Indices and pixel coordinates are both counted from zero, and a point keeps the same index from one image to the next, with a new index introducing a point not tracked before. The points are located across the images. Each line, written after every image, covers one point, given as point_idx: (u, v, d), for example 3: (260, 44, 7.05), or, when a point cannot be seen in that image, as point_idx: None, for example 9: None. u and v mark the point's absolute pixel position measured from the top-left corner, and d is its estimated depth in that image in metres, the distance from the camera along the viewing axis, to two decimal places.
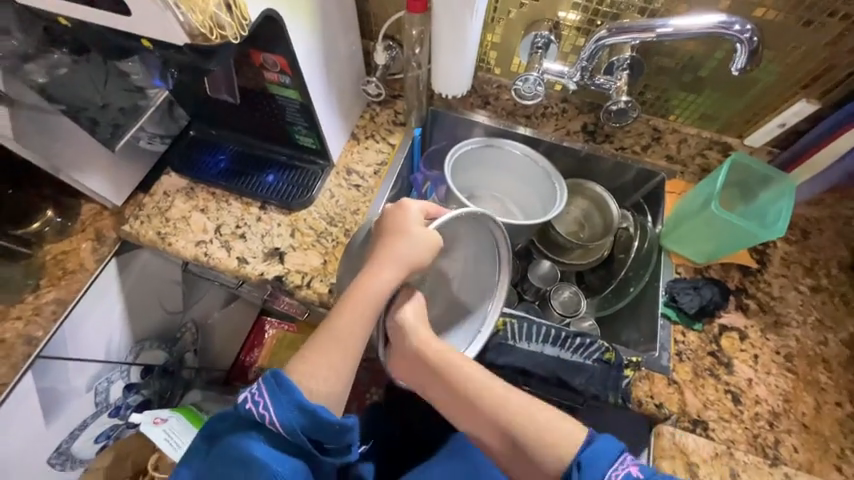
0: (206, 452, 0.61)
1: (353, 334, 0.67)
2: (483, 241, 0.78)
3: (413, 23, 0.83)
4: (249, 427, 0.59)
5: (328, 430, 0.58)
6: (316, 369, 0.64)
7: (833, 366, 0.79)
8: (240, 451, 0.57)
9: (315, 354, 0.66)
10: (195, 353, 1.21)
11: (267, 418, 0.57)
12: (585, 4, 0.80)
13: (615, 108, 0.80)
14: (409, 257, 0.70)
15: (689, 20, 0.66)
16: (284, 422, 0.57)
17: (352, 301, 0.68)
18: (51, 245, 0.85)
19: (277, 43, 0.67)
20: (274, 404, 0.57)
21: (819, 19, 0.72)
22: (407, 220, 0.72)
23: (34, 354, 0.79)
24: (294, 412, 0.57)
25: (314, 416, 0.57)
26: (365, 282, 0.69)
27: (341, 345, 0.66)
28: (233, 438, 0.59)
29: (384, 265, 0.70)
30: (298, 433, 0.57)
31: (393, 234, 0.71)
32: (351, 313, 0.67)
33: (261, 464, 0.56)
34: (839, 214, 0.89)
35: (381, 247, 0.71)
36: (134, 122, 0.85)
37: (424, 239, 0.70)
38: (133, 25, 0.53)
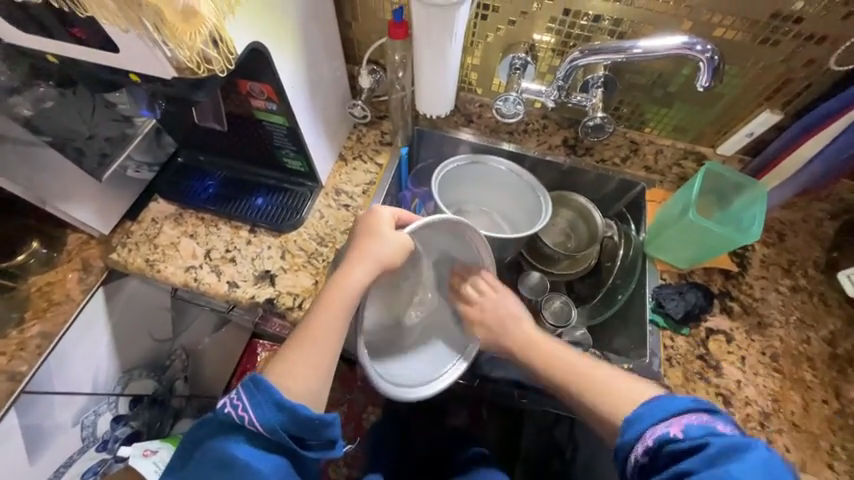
0: (188, 456, 0.61)
1: (331, 333, 0.67)
2: (456, 242, 0.79)
3: (395, 48, 0.86)
4: (229, 429, 0.59)
5: (308, 427, 0.59)
6: (295, 368, 0.64)
7: (817, 364, 0.81)
8: (221, 453, 0.58)
9: (293, 354, 0.65)
10: (186, 379, 1.18)
11: (246, 419, 0.57)
12: (558, 27, 0.84)
13: (592, 124, 0.83)
14: (383, 255, 0.70)
15: (656, 42, 0.70)
16: (263, 421, 0.57)
17: (327, 301, 0.68)
18: (36, 277, 0.84)
19: (263, 73, 0.69)
20: (253, 405, 0.58)
21: (775, 37, 0.77)
22: (380, 223, 0.72)
23: (18, 390, 0.77)
24: (272, 411, 0.58)
25: (293, 413, 0.58)
26: (340, 281, 0.69)
27: (318, 343, 0.66)
28: (213, 440, 0.59)
29: (358, 264, 0.70)
30: (278, 431, 0.58)
31: (366, 234, 0.72)
32: (327, 312, 0.67)
33: (243, 463, 0.57)
34: (811, 216, 0.93)
35: (355, 246, 0.72)
36: (121, 151, 0.85)
37: (396, 243, 0.71)
38: (121, 61, 0.55)
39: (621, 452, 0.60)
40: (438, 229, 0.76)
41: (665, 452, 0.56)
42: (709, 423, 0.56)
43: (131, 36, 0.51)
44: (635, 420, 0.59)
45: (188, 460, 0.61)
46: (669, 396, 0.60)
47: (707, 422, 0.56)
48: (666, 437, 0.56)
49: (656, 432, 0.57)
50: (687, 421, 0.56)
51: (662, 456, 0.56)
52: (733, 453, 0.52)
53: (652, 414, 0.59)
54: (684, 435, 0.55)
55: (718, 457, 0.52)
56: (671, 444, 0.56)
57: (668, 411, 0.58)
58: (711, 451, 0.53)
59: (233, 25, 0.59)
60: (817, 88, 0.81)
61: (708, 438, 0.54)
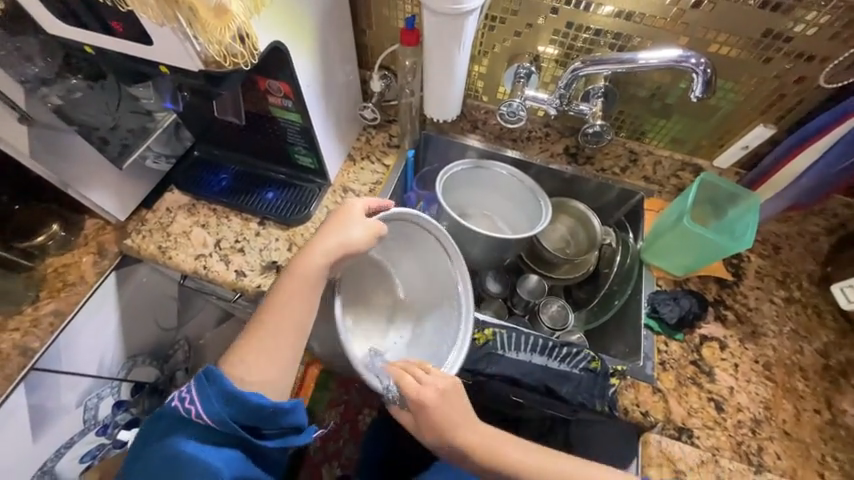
0: (139, 460, 0.61)
1: (291, 315, 0.70)
2: (421, 233, 0.82)
3: (406, 55, 0.91)
4: (178, 426, 0.61)
5: (263, 416, 0.62)
6: (247, 357, 0.68)
7: (810, 374, 0.82)
8: (171, 450, 0.60)
9: (253, 336, 0.69)
10: (187, 371, 1.18)
11: (194, 412, 0.60)
12: (561, 39, 0.88)
13: (591, 131, 0.87)
14: (347, 239, 0.74)
15: (652, 55, 0.74)
16: (212, 414, 0.60)
17: (287, 287, 0.71)
18: (53, 258, 0.87)
19: (282, 72, 0.74)
20: (204, 398, 0.60)
21: (767, 55, 0.81)
22: (347, 213, 0.76)
23: (28, 366, 0.80)
24: (223, 404, 0.60)
25: (243, 403, 0.61)
26: (299, 265, 0.72)
27: (275, 327, 0.69)
28: (164, 440, 0.61)
29: (318, 249, 0.73)
30: (228, 422, 0.60)
31: (335, 219, 0.75)
32: (289, 296, 0.71)
33: (192, 459, 0.58)
34: (806, 230, 0.95)
35: (323, 232, 0.75)
36: (142, 142, 0.90)
37: (360, 232, 0.74)
38: (152, 52, 0.59)
39: None
40: (393, 225, 0.81)
41: None
42: None
43: (164, 30, 0.55)
44: None
45: (138, 461, 0.61)
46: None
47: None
48: None
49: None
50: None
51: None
52: None
53: None
54: None
55: None
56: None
57: None
58: None
59: (258, 23, 0.63)
60: (810, 104, 0.84)
61: None
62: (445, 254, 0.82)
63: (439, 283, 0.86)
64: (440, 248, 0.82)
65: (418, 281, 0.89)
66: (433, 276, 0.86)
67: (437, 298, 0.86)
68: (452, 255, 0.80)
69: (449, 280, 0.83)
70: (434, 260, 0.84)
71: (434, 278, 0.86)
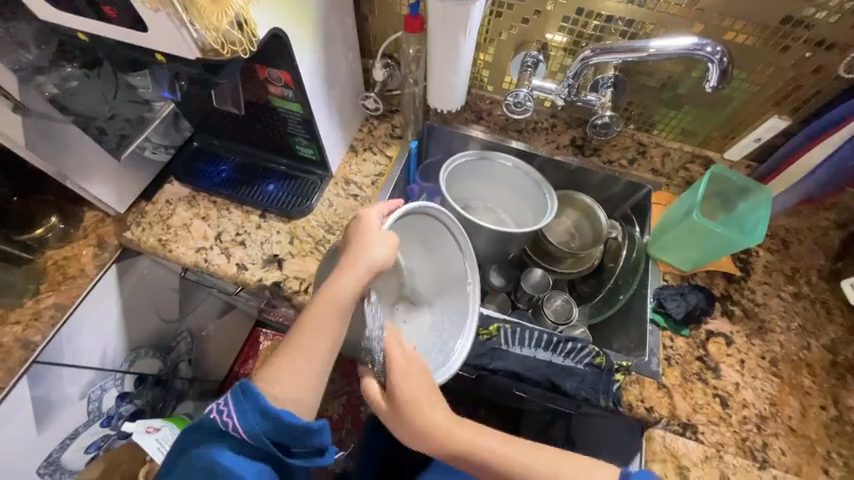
0: (175, 464, 0.61)
1: (322, 340, 0.66)
2: (441, 239, 0.80)
3: (410, 42, 0.88)
4: (215, 436, 0.59)
5: (294, 434, 0.59)
6: (280, 376, 0.64)
7: (817, 370, 0.81)
8: (207, 460, 0.58)
9: (281, 362, 0.65)
10: (189, 362, 1.22)
11: (230, 425, 0.58)
12: (570, 27, 0.85)
13: (600, 122, 0.85)
14: (373, 261, 0.68)
15: (667, 42, 0.71)
16: (247, 429, 0.58)
17: (316, 312, 0.66)
18: (53, 251, 0.87)
19: (282, 60, 0.71)
20: (238, 412, 0.58)
21: (784, 43, 0.78)
22: (371, 227, 0.71)
23: (31, 359, 0.79)
24: (257, 419, 0.58)
25: (278, 421, 0.58)
26: (328, 289, 0.67)
27: (302, 352, 0.65)
28: (200, 448, 0.59)
29: (346, 272, 0.68)
30: (262, 438, 0.58)
31: (359, 236, 0.70)
32: (316, 320, 0.66)
33: (228, 471, 0.57)
34: (816, 224, 0.94)
35: (349, 250, 0.70)
36: (139, 132, 0.88)
37: (386, 249, 0.69)
38: (148, 40, 0.57)
39: None
40: (415, 222, 0.77)
41: None
42: None
43: (160, 16, 0.52)
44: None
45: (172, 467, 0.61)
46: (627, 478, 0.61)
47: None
48: None
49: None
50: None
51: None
52: None
53: None
54: None
55: None
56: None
57: None
58: None
59: (257, 9, 0.61)
60: (827, 95, 0.82)
61: None
62: (457, 248, 0.79)
63: (453, 280, 0.82)
64: (452, 242, 0.79)
65: (433, 276, 0.83)
66: (447, 272, 0.82)
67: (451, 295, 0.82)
68: (466, 247, 0.79)
69: (463, 277, 0.81)
70: (445, 256, 0.81)
71: (441, 270, 0.83)
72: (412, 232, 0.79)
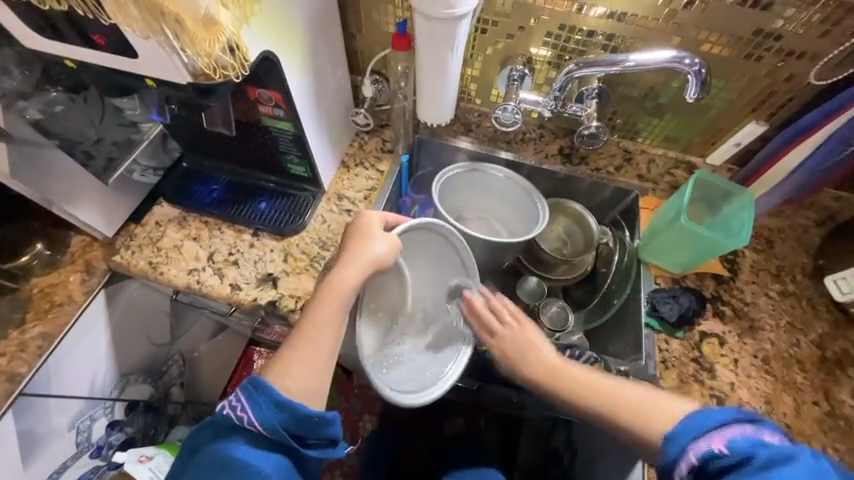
0: (188, 464, 0.59)
1: (326, 335, 0.66)
2: (448, 254, 0.81)
3: (398, 59, 0.90)
4: (229, 431, 0.58)
5: (309, 424, 0.58)
6: (291, 367, 0.63)
7: (807, 366, 0.83)
8: (222, 456, 0.57)
9: (287, 355, 0.64)
10: (181, 386, 1.18)
11: (245, 419, 0.57)
12: (554, 41, 0.88)
13: (587, 132, 0.87)
14: (373, 255, 0.70)
15: (647, 55, 0.74)
16: (262, 421, 0.57)
17: (323, 304, 0.67)
18: (38, 278, 0.84)
19: (274, 81, 0.72)
20: (252, 404, 0.57)
21: (758, 53, 0.81)
22: (370, 224, 0.73)
23: (16, 392, 0.77)
24: (272, 411, 0.57)
25: (293, 411, 0.58)
26: (333, 282, 0.68)
27: (308, 346, 0.65)
28: (213, 444, 0.58)
29: (348, 265, 0.69)
30: (277, 430, 0.57)
31: (359, 232, 0.72)
32: (322, 314, 0.66)
33: (244, 465, 0.56)
34: (797, 223, 0.97)
35: (348, 246, 0.71)
36: (128, 154, 0.87)
37: (387, 243, 0.71)
38: (137, 65, 0.57)
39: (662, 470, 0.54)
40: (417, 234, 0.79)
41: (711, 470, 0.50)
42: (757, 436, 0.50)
43: (149, 43, 0.53)
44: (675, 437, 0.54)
45: (186, 469, 0.59)
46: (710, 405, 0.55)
47: (754, 433, 0.51)
48: (710, 455, 0.51)
49: (698, 448, 0.52)
50: (730, 435, 0.51)
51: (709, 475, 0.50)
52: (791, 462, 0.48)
53: (695, 428, 0.53)
54: (730, 452, 0.50)
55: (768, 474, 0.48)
56: (716, 460, 0.50)
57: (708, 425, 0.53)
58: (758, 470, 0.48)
59: (248, 33, 0.62)
60: (801, 100, 0.85)
61: (757, 453, 0.49)
62: (462, 267, 0.81)
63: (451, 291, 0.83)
64: (458, 260, 0.81)
65: (430, 289, 0.84)
66: (445, 284, 0.83)
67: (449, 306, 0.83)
68: (470, 269, 0.80)
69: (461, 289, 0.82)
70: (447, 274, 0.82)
71: (441, 287, 0.84)
72: (420, 245, 0.80)
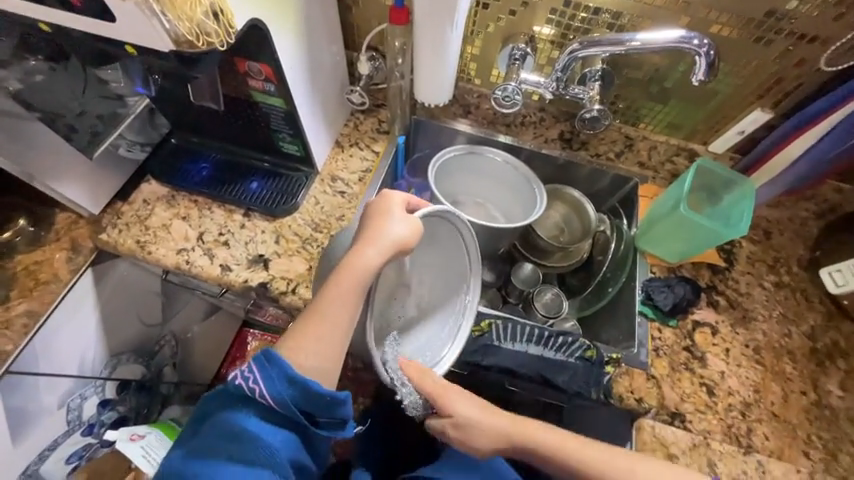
0: (197, 429, 0.59)
1: (342, 315, 0.64)
2: (454, 242, 0.79)
3: (395, 34, 0.86)
4: (239, 402, 0.58)
5: (320, 404, 0.58)
6: (304, 345, 0.63)
7: (797, 357, 0.83)
8: (231, 426, 0.57)
9: (304, 330, 0.63)
10: (174, 366, 1.18)
11: (257, 392, 0.56)
12: (558, 19, 0.85)
13: (588, 116, 0.85)
14: (394, 238, 0.68)
15: (655, 35, 0.71)
16: (274, 395, 0.56)
17: (339, 282, 0.65)
18: (23, 255, 0.82)
19: (263, 52, 0.68)
20: (264, 378, 0.56)
21: (768, 36, 0.79)
22: (392, 205, 0.71)
23: (3, 369, 0.76)
24: (285, 386, 0.57)
25: (305, 388, 0.57)
26: (351, 261, 0.66)
27: (324, 323, 0.64)
28: (223, 414, 0.58)
29: (369, 246, 0.67)
30: (289, 405, 0.57)
31: (379, 212, 0.70)
32: (337, 293, 0.65)
33: (254, 437, 0.56)
34: (796, 215, 0.96)
35: (368, 226, 0.70)
36: (113, 129, 0.84)
37: (407, 226, 0.69)
38: (115, 30, 0.54)
39: None
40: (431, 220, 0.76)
41: None
42: None
43: (128, 6, 0.50)
44: None
45: (196, 433, 0.59)
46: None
47: None
48: None
49: None
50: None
51: None
52: None
53: None
54: None
55: None
56: None
57: None
58: None
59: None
60: (809, 87, 0.83)
61: None
62: (466, 256, 0.79)
63: (454, 274, 0.82)
64: (462, 249, 0.79)
65: (432, 272, 0.83)
66: (448, 267, 0.82)
67: (449, 289, 0.82)
68: (474, 259, 0.79)
69: (462, 274, 0.81)
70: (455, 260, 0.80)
71: (446, 272, 0.83)
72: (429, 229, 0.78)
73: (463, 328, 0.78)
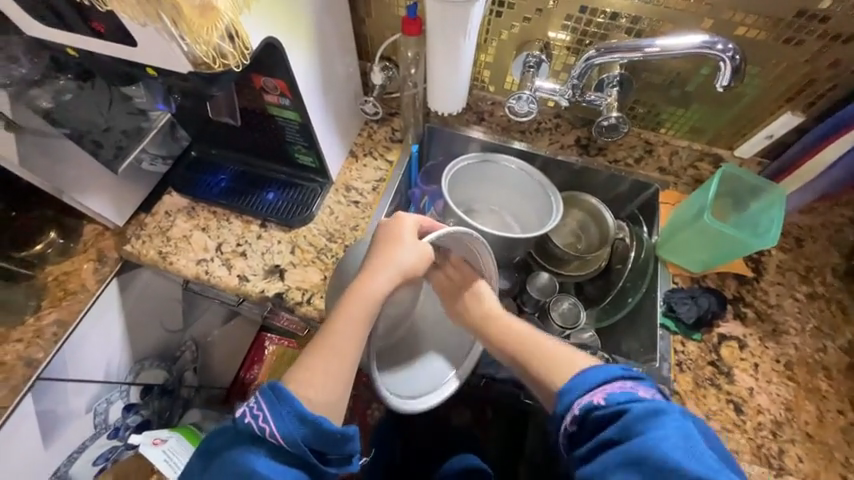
0: (204, 468, 0.59)
1: (350, 343, 0.65)
2: (469, 266, 0.78)
3: (409, 45, 0.87)
4: (248, 441, 0.57)
5: (330, 441, 0.57)
6: (312, 377, 0.62)
7: (834, 373, 0.79)
8: (240, 466, 0.56)
9: (313, 361, 0.64)
10: (195, 371, 1.21)
11: (267, 430, 0.56)
12: (574, 25, 0.83)
13: (606, 124, 0.82)
14: (403, 264, 0.70)
15: (674, 40, 0.69)
16: (284, 434, 0.56)
17: (348, 311, 0.66)
18: (53, 266, 0.86)
19: (278, 68, 0.70)
20: (274, 416, 0.56)
21: (798, 37, 0.75)
22: (402, 231, 0.71)
23: (34, 376, 0.80)
24: (295, 423, 0.56)
25: (315, 425, 0.56)
26: (359, 290, 0.68)
27: (337, 351, 0.64)
28: (232, 452, 0.57)
29: (378, 273, 0.69)
30: (299, 444, 0.56)
31: (389, 238, 0.71)
32: (346, 322, 0.65)
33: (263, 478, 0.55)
34: (830, 221, 0.91)
35: (377, 253, 0.70)
36: (137, 143, 0.87)
37: (418, 252, 0.70)
38: (136, 54, 0.56)
39: (554, 423, 0.61)
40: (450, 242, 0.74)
41: (590, 419, 0.57)
42: (631, 390, 0.57)
43: (148, 30, 0.51)
44: (566, 392, 0.60)
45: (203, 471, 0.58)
46: (585, 370, 0.61)
47: (627, 388, 0.57)
48: (590, 406, 0.57)
49: (581, 402, 0.58)
50: (609, 389, 0.57)
51: (591, 427, 0.56)
52: (657, 417, 0.53)
53: (579, 386, 0.59)
54: (607, 402, 0.56)
55: (638, 422, 0.53)
56: (596, 410, 0.56)
57: (587, 384, 0.59)
58: (631, 417, 0.54)
59: (248, 19, 0.59)
60: (842, 89, 0.79)
61: (630, 404, 0.55)
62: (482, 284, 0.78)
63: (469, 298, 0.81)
64: (478, 273, 0.77)
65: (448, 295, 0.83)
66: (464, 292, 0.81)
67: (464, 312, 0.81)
68: (489, 286, 0.77)
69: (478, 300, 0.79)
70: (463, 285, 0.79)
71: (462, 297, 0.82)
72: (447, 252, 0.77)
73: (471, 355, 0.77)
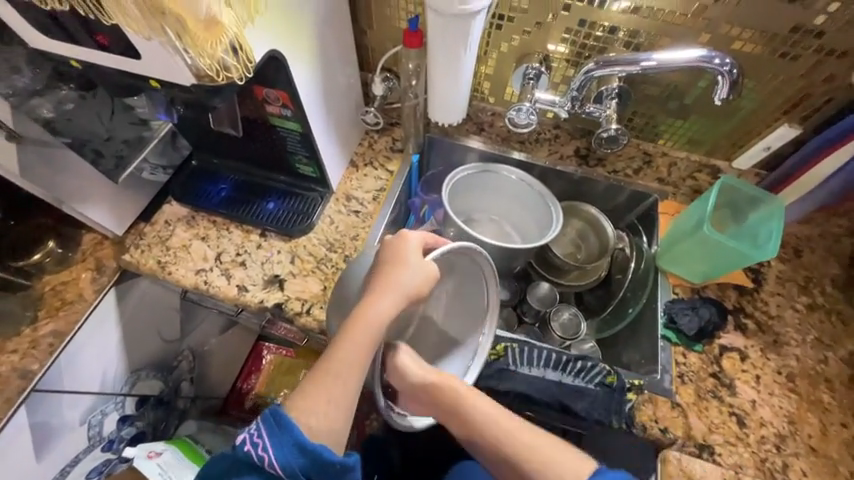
0: None
1: (353, 366, 0.64)
2: (472, 281, 0.78)
3: (410, 57, 0.88)
4: (247, 469, 0.56)
5: (330, 472, 0.56)
6: (314, 402, 0.61)
7: (836, 385, 0.78)
8: None
9: (315, 385, 0.63)
10: (191, 381, 1.19)
11: (266, 460, 0.55)
12: (573, 38, 0.84)
13: (606, 135, 0.82)
14: (408, 284, 0.69)
15: (672, 54, 0.70)
16: (283, 465, 0.55)
17: (352, 332, 0.65)
18: (51, 276, 0.85)
19: (280, 80, 0.70)
20: (274, 446, 0.55)
21: (794, 52, 0.76)
22: (407, 251, 0.70)
23: (28, 388, 0.78)
24: (295, 454, 0.55)
25: (316, 456, 0.55)
26: (363, 311, 0.67)
27: (340, 375, 0.63)
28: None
29: (383, 293, 0.68)
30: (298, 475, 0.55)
31: (394, 258, 0.70)
32: (350, 344, 0.64)
33: None
34: (829, 232, 0.91)
35: (382, 272, 0.70)
36: (138, 153, 0.87)
37: (423, 272, 0.70)
38: (140, 66, 0.56)
39: None
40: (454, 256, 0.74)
41: None
42: None
43: (152, 43, 0.52)
44: None
45: None
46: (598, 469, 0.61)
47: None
48: None
49: None
50: None
51: None
52: None
53: None
54: None
55: None
56: None
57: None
58: None
59: (253, 32, 0.60)
60: (838, 102, 0.80)
61: None
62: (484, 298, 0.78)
63: (470, 311, 0.80)
64: (481, 286, 0.77)
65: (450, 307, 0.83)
66: (466, 304, 0.81)
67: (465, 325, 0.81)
68: (492, 300, 0.76)
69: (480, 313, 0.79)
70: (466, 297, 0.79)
71: (463, 310, 0.81)
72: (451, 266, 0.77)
73: (472, 368, 0.77)
